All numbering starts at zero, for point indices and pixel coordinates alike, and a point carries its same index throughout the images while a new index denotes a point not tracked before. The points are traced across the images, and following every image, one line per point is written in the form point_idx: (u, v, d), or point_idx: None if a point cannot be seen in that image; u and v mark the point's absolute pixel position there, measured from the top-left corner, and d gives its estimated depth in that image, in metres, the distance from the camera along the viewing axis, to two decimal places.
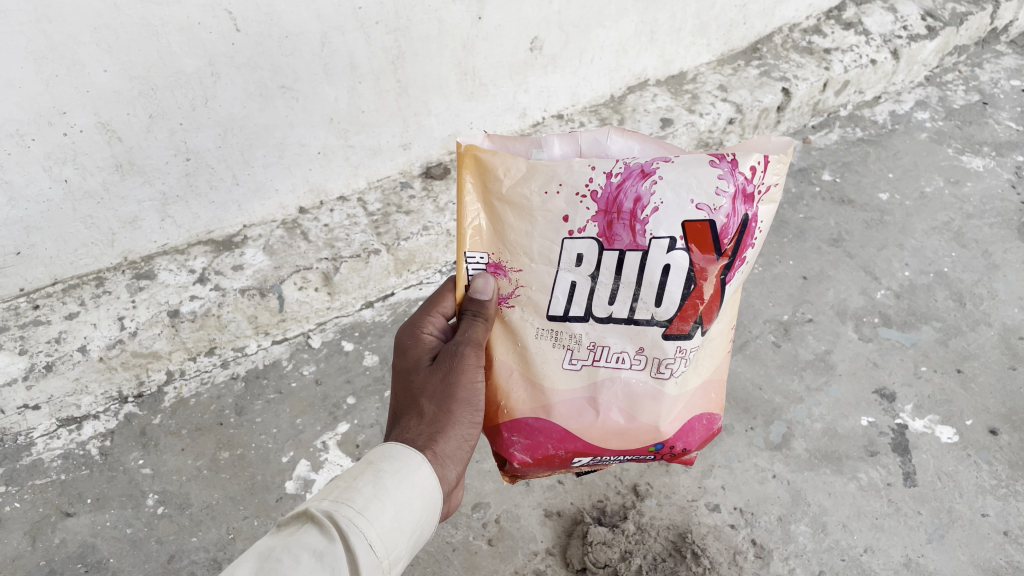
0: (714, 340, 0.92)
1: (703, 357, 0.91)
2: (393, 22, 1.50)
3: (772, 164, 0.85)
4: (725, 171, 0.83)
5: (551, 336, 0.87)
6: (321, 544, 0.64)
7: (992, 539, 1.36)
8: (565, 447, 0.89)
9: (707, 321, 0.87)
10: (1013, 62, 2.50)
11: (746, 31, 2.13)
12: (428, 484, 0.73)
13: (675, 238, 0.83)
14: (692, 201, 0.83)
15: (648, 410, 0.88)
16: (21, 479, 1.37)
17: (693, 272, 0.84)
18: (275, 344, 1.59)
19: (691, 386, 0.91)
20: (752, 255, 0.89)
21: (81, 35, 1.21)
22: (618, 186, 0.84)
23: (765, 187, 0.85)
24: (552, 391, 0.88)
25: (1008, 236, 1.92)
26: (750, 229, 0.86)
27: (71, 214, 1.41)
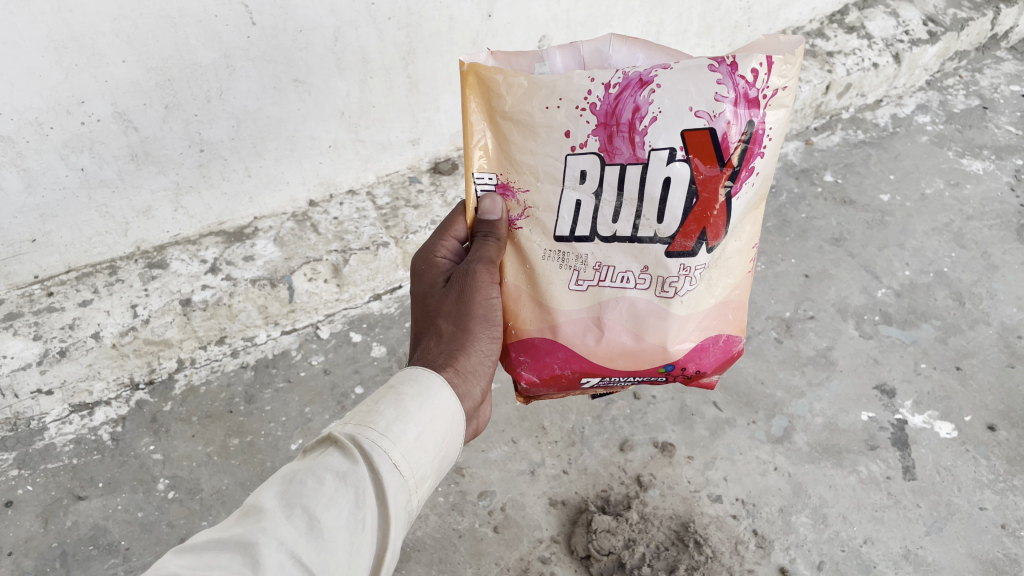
0: (730, 260, 0.92)
1: (716, 277, 0.92)
2: (405, 18, 1.52)
3: (776, 65, 0.83)
4: (725, 76, 0.82)
5: (558, 257, 0.91)
6: (345, 464, 0.67)
7: (989, 532, 1.38)
8: (571, 366, 0.95)
9: (714, 236, 0.87)
10: (1013, 68, 2.53)
11: (750, 33, 2.16)
12: (449, 404, 0.76)
13: (675, 149, 0.84)
14: (691, 109, 0.83)
15: (655, 329, 0.92)
16: (34, 463, 1.40)
17: (694, 184, 0.85)
18: (284, 334, 1.62)
19: (704, 306, 0.93)
20: (770, 168, 0.88)
21: (101, 25, 1.24)
22: (617, 96, 0.84)
23: (772, 90, 0.83)
24: (561, 309, 0.92)
25: (1007, 238, 1.94)
26: (757, 137, 0.84)
27: (86, 203, 1.43)
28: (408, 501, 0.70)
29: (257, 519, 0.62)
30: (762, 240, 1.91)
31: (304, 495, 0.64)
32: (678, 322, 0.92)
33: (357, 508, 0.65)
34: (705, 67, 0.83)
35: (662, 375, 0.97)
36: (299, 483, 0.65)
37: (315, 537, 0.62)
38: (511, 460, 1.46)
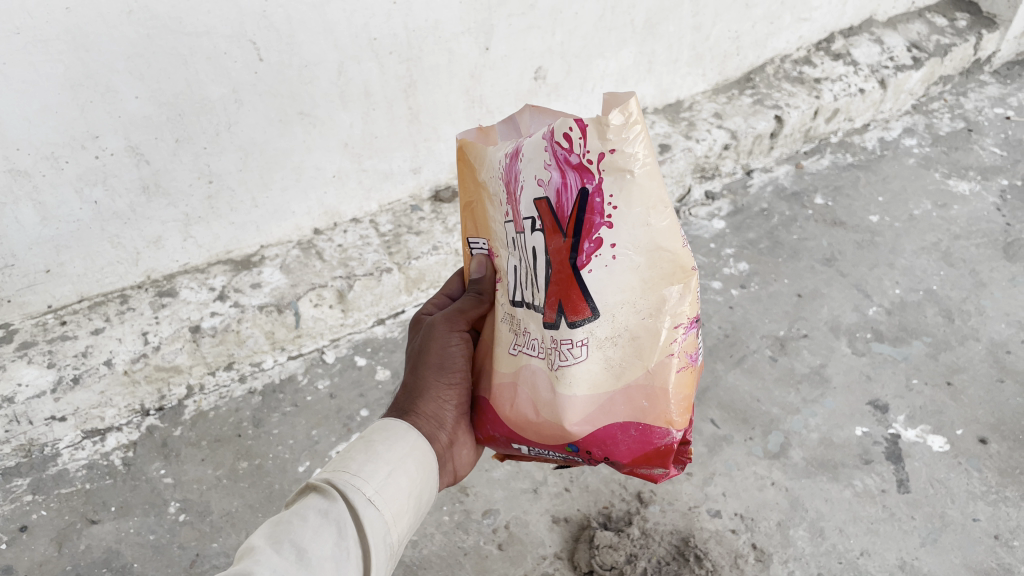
0: (637, 338, 0.78)
1: (618, 355, 0.79)
2: (405, 52, 1.59)
3: (589, 129, 0.73)
4: (550, 144, 0.77)
5: (509, 320, 0.87)
6: (324, 503, 0.70)
7: (983, 542, 1.41)
8: (499, 430, 0.88)
9: (574, 311, 0.78)
10: (996, 91, 2.60)
11: (740, 61, 2.22)
12: (418, 444, 0.80)
13: (534, 219, 0.80)
14: (535, 179, 0.79)
15: (551, 406, 0.82)
16: (48, 488, 1.43)
17: (549, 255, 0.79)
18: (290, 359, 1.66)
19: (603, 390, 0.80)
20: (638, 238, 0.75)
21: (116, 64, 1.29)
22: (507, 166, 0.84)
23: (592, 155, 0.73)
24: (501, 371, 0.87)
25: (994, 256, 1.99)
26: (594, 205, 0.75)
27: (99, 234, 1.47)
28: (387, 534, 0.73)
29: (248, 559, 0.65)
30: (755, 261, 1.96)
31: (290, 532, 0.67)
32: (568, 402, 0.80)
33: (341, 540, 0.69)
34: (542, 137, 0.78)
35: (578, 456, 0.84)
36: (284, 524, 0.68)
37: (305, 566, 0.66)
38: (514, 479, 1.50)
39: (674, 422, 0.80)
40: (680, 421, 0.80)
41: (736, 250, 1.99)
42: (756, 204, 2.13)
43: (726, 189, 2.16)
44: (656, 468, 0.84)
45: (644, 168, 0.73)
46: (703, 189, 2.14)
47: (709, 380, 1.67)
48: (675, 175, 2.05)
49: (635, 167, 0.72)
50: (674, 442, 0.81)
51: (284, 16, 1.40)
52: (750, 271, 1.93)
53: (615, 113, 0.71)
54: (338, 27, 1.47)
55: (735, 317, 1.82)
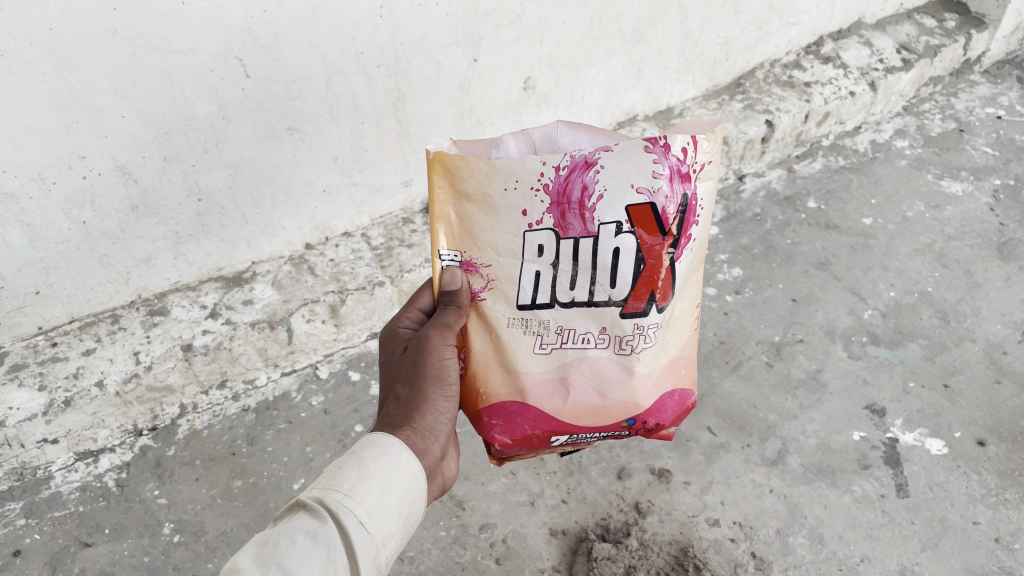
0: (680, 320, 0.95)
1: (669, 335, 0.95)
2: (392, 65, 1.58)
3: (701, 143, 0.88)
4: (659, 155, 0.87)
5: (521, 324, 0.91)
6: (314, 527, 0.69)
7: (984, 546, 1.41)
8: (542, 427, 0.93)
9: (663, 297, 0.90)
10: (987, 91, 2.60)
11: (729, 67, 2.22)
12: (411, 461, 0.78)
13: (622, 222, 0.87)
14: (632, 186, 0.87)
15: (618, 388, 0.92)
16: (41, 512, 1.42)
17: (641, 252, 0.88)
18: (284, 376, 1.65)
19: (660, 364, 0.95)
20: (705, 232, 0.93)
21: (101, 83, 1.29)
22: (567, 177, 0.87)
23: (700, 165, 0.88)
24: (529, 373, 0.92)
25: (989, 256, 1.99)
26: (693, 206, 0.89)
27: (88, 254, 1.46)
28: (376, 556, 0.73)
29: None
30: (749, 266, 1.96)
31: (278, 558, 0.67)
32: (638, 379, 0.93)
33: (329, 565, 0.69)
34: (642, 147, 0.86)
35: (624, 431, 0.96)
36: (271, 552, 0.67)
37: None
38: (510, 491, 1.49)
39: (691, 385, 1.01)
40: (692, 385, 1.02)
41: (730, 255, 1.98)
42: (748, 209, 2.12)
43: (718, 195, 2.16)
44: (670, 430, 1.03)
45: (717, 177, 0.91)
46: None
47: (705, 387, 1.67)
48: None
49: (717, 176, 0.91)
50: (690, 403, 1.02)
51: (269, 32, 1.40)
52: (745, 276, 1.93)
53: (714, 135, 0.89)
54: (325, 41, 1.47)
55: (729, 323, 1.81)
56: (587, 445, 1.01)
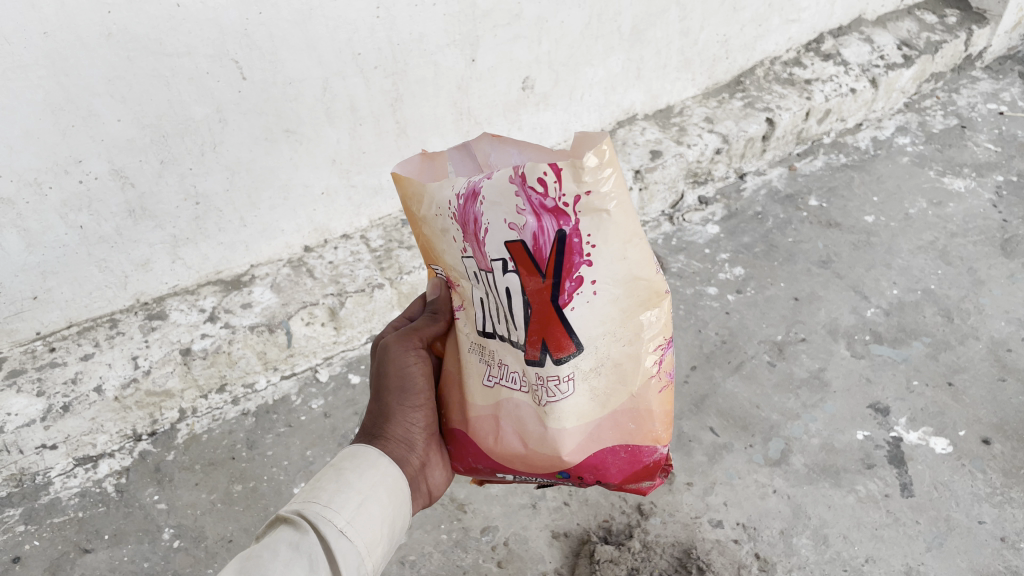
0: (615, 368, 0.82)
1: (601, 386, 0.82)
2: (391, 67, 1.58)
3: (566, 171, 0.71)
4: (520, 187, 0.73)
5: (478, 351, 0.87)
6: (292, 541, 0.69)
7: (989, 545, 1.39)
8: (482, 460, 0.90)
9: (559, 348, 0.79)
10: (989, 87, 2.59)
11: (729, 65, 2.21)
12: (389, 471, 0.78)
13: (505, 261, 0.77)
14: (504, 221, 0.75)
15: (540, 440, 0.84)
16: (40, 518, 1.41)
17: (526, 295, 0.78)
18: (284, 379, 1.65)
19: (591, 418, 0.83)
20: (615, 271, 0.76)
21: (96, 87, 1.28)
22: (462, 207, 0.78)
23: (570, 198, 0.72)
24: (475, 403, 0.88)
25: (992, 253, 1.98)
26: (574, 246, 0.74)
27: (86, 258, 1.45)
28: (361, 565, 0.72)
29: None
30: (751, 265, 1.95)
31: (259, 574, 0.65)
32: (560, 435, 0.83)
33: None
34: (506, 178, 0.74)
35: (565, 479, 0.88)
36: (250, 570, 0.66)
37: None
38: (511, 494, 1.48)
39: (661, 439, 0.87)
40: (665, 438, 0.87)
41: (731, 255, 1.97)
42: (750, 207, 2.11)
43: (719, 194, 2.15)
44: (643, 482, 0.91)
45: (618, 206, 0.73)
46: (696, 194, 2.13)
47: (707, 387, 1.66)
48: (667, 181, 2.04)
49: (611, 206, 0.73)
50: (660, 457, 0.88)
51: (266, 34, 1.39)
52: (746, 275, 1.92)
53: (591, 156, 0.70)
54: (322, 43, 1.46)
55: (731, 322, 1.80)
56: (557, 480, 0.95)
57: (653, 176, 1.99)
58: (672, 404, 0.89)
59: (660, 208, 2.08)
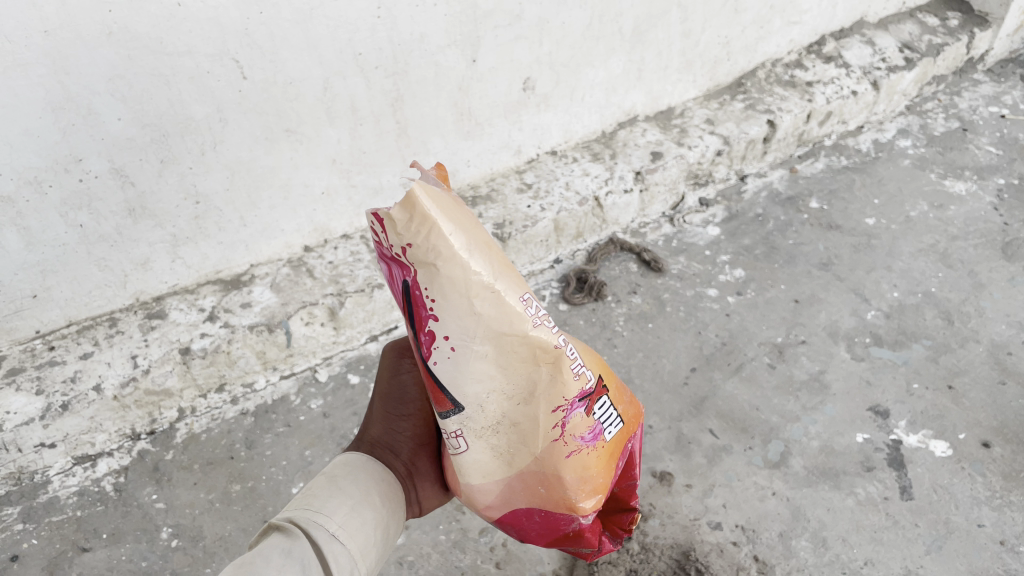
0: (510, 426, 0.75)
1: (501, 444, 0.76)
2: (391, 66, 1.57)
3: (384, 223, 0.66)
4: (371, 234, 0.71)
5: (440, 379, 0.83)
6: (285, 546, 0.68)
7: (989, 548, 1.39)
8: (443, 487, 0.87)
9: (438, 403, 0.74)
10: (990, 90, 2.59)
11: (730, 67, 2.21)
12: (382, 476, 0.78)
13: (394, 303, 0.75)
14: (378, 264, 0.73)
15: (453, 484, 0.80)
16: (39, 517, 1.41)
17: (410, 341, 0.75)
18: (283, 379, 1.65)
19: (495, 476, 0.78)
20: (470, 329, 0.70)
21: (97, 85, 1.28)
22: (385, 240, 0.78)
23: (396, 249, 0.67)
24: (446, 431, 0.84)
25: (993, 256, 1.97)
26: (417, 298, 0.70)
27: (86, 257, 1.45)
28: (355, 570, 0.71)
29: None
30: (751, 267, 1.94)
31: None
32: (468, 489, 0.79)
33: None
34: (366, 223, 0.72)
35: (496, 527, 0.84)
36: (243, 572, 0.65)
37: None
38: None
39: (580, 508, 0.80)
40: (585, 507, 0.80)
41: (731, 257, 1.97)
42: (750, 209, 2.11)
43: (720, 195, 2.15)
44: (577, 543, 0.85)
45: (450, 259, 0.67)
46: (696, 196, 2.12)
47: (707, 389, 1.65)
48: (668, 183, 2.03)
49: (439, 260, 0.67)
50: (582, 526, 0.81)
51: (266, 33, 1.39)
52: (746, 277, 1.92)
53: (397, 210, 0.65)
54: (322, 42, 1.46)
55: (732, 325, 1.80)
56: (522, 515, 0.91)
57: (653, 178, 2.00)
58: (604, 468, 0.80)
59: (661, 209, 2.08)
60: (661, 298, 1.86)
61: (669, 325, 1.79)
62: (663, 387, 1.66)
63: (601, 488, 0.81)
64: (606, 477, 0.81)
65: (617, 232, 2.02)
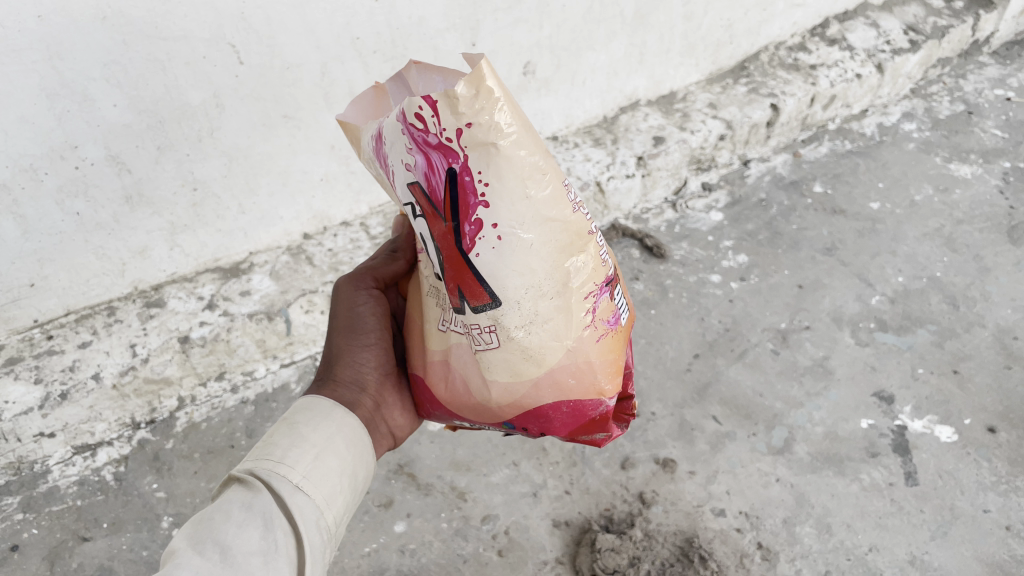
0: (552, 315, 0.83)
1: (543, 331, 0.83)
2: (389, 51, 1.56)
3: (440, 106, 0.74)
4: (404, 126, 0.76)
5: (432, 294, 0.91)
6: (249, 493, 0.70)
7: (994, 534, 1.38)
8: (437, 408, 0.93)
9: (475, 296, 0.81)
10: (996, 72, 2.56)
11: (733, 50, 2.18)
12: (345, 421, 0.82)
13: (414, 204, 0.82)
14: (402, 163, 0.79)
15: (482, 395, 0.88)
16: (39, 506, 1.41)
17: (436, 240, 0.81)
18: (283, 367, 1.63)
19: (525, 376, 0.86)
20: (520, 212, 0.78)
21: (91, 71, 1.26)
22: (376, 148, 0.83)
23: (451, 132, 0.74)
24: (432, 348, 0.91)
25: (998, 240, 1.95)
26: (467, 185, 0.77)
27: (83, 245, 1.44)
28: (320, 519, 0.74)
29: (172, 558, 0.64)
30: (754, 252, 1.93)
31: (213, 529, 0.67)
32: (495, 386, 0.87)
33: (268, 531, 0.69)
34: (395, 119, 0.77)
35: (509, 429, 0.93)
36: (206, 520, 0.67)
37: (231, 563, 0.65)
38: (513, 483, 1.46)
39: (607, 392, 0.88)
40: (609, 389, 0.89)
41: (734, 242, 1.96)
42: (754, 194, 2.09)
43: (723, 180, 2.13)
44: (595, 433, 0.93)
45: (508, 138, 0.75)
46: (699, 180, 2.11)
47: (710, 375, 1.64)
48: (670, 168, 2.02)
49: (498, 139, 0.75)
50: (607, 410, 0.90)
51: (263, 17, 1.37)
52: (749, 263, 1.90)
53: (462, 87, 0.72)
54: (320, 26, 1.44)
55: (735, 310, 1.78)
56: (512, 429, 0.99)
57: (655, 163, 1.99)
58: (621, 352, 0.90)
59: (663, 194, 2.06)
60: (663, 284, 1.84)
61: (671, 311, 1.78)
62: (666, 373, 1.64)
63: (621, 372, 0.90)
64: (622, 362, 0.91)
65: (619, 218, 2.00)
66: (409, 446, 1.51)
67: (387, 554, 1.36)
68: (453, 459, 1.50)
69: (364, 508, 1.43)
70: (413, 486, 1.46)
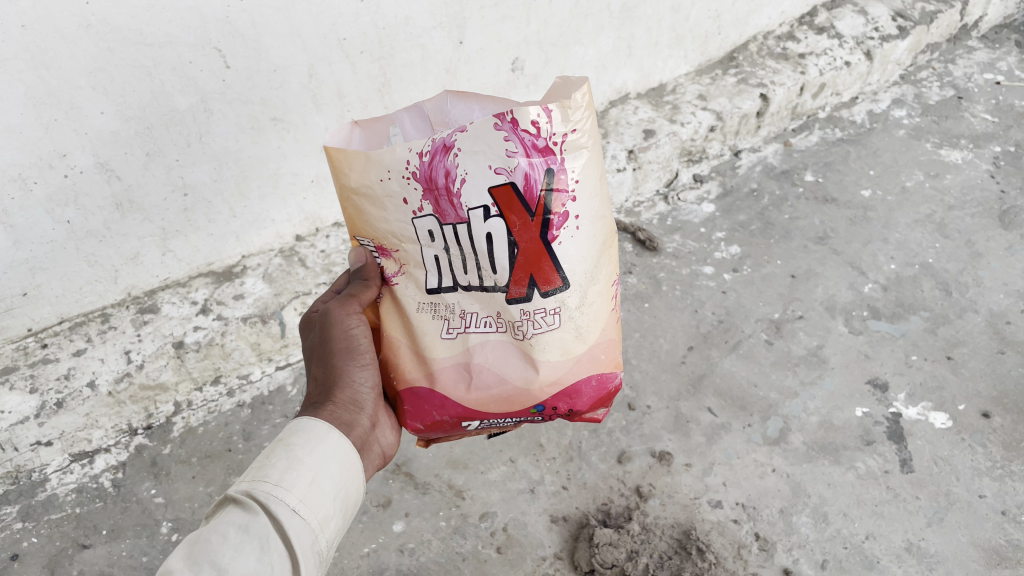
0: (596, 298, 0.91)
1: (590, 311, 0.91)
2: (376, 50, 1.56)
3: (554, 113, 0.82)
4: (510, 132, 0.82)
5: (430, 308, 0.91)
6: (246, 515, 0.71)
7: (990, 519, 1.39)
8: (449, 413, 0.93)
9: (547, 282, 0.87)
10: (986, 56, 2.56)
11: (721, 41, 2.18)
12: (340, 446, 0.81)
13: (488, 206, 0.84)
14: (490, 167, 0.83)
15: (524, 381, 0.90)
16: (38, 515, 1.41)
17: (512, 236, 0.85)
18: (278, 370, 1.63)
19: (571, 353, 0.91)
20: (592, 207, 0.87)
21: (78, 79, 1.26)
22: (430, 165, 0.83)
23: (560, 136, 0.83)
24: (439, 357, 0.91)
25: (990, 225, 1.96)
26: (562, 182, 0.84)
27: (75, 253, 1.44)
28: (315, 541, 0.74)
29: None
30: (747, 243, 1.93)
31: (210, 552, 0.68)
32: (542, 366, 0.90)
33: (264, 553, 0.70)
34: (491, 125, 0.81)
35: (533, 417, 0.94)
36: (203, 541, 0.69)
37: None
38: (510, 480, 1.47)
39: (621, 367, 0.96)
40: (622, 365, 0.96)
41: (727, 233, 1.96)
42: (745, 184, 2.10)
43: (714, 171, 2.13)
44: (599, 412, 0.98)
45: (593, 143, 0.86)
46: (690, 172, 2.11)
47: (705, 367, 1.65)
48: (661, 160, 2.02)
49: (589, 144, 0.85)
50: (619, 384, 0.96)
51: (248, 21, 1.37)
52: (742, 253, 1.90)
53: (579, 97, 0.83)
54: (306, 29, 1.44)
55: (728, 302, 1.79)
56: (504, 430, 0.99)
57: (646, 156, 1.98)
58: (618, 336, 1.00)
59: (655, 187, 2.06)
60: (656, 277, 1.84)
61: (665, 304, 1.78)
62: (660, 367, 1.65)
63: None
64: None
65: None
66: (407, 446, 1.52)
67: (386, 554, 1.36)
68: (451, 458, 1.50)
69: (363, 509, 1.44)
70: (411, 485, 1.46)
